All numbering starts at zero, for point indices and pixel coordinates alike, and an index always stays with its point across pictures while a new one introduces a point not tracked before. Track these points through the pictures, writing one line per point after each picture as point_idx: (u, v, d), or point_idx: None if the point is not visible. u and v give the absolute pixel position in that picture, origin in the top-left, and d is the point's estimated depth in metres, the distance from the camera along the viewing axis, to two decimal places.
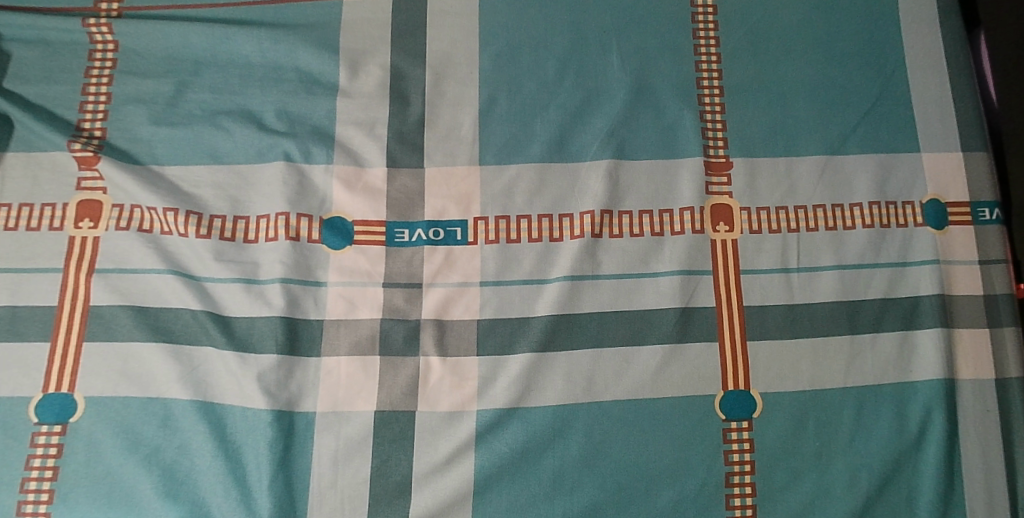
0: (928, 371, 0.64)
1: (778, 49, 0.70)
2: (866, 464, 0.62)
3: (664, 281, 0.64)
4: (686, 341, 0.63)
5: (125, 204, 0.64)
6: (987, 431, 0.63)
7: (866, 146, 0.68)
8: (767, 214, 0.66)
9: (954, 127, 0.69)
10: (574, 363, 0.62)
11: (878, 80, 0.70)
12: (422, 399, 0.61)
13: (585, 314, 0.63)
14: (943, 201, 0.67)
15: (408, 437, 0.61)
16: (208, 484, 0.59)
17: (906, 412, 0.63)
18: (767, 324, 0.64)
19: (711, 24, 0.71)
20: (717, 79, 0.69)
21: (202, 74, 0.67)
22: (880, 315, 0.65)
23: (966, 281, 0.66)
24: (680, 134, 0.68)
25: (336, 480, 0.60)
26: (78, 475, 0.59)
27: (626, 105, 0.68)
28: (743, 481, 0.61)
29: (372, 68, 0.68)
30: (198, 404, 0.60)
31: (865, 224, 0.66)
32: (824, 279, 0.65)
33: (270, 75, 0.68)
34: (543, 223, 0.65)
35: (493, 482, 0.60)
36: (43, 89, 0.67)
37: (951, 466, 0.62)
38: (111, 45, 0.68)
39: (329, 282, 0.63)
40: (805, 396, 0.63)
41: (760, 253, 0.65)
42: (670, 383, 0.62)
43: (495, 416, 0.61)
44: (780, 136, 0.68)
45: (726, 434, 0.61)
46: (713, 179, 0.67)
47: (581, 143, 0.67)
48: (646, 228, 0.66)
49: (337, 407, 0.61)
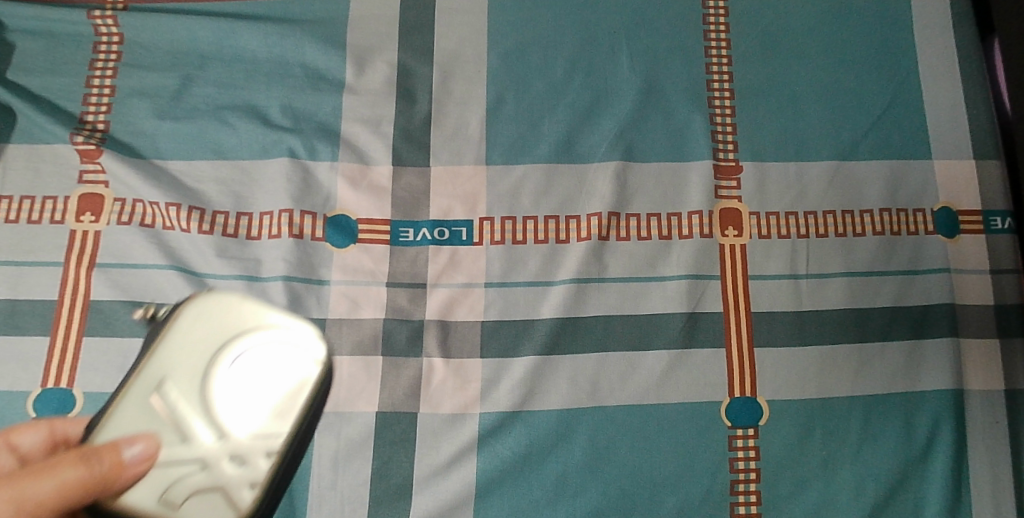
0: (937, 381, 0.63)
1: (790, 52, 0.70)
2: (873, 474, 0.61)
3: (671, 285, 0.63)
4: (692, 347, 0.62)
5: (127, 198, 0.63)
6: (997, 442, 0.62)
7: (878, 152, 0.67)
8: (776, 219, 0.65)
9: (967, 134, 0.68)
10: (578, 367, 0.61)
11: (892, 85, 0.69)
12: (424, 400, 0.61)
13: (591, 317, 0.62)
14: (955, 209, 0.66)
15: (409, 438, 0.60)
16: None
17: (914, 422, 0.62)
18: (775, 331, 0.63)
19: (723, 25, 0.70)
20: (728, 81, 0.68)
21: (207, 68, 0.67)
22: (890, 324, 0.64)
23: (977, 290, 0.65)
24: (690, 137, 0.67)
25: (335, 481, 0.58)
26: None
27: (636, 107, 0.67)
28: (748, 489, 0.60)
29: (380, 64, 0.67)
30: None
31: (875, 231, 0.66)
32: (833, 287, 0.64)
33: (276, 70, 0.67)
34: (549, 224, 0.64)
35: (494, 485, 0.59)
36: (46, 81, 0.66)
37: (959, 477, 0.61)
38: (116, 37, 0.67)
39: (332, 281, 0.63)
40: (812, 404, 0.62)
41: (769, 258, 0.65)
42: (676, 389, 0.61)
43: (498, 419, 0.60)
44: (790, 141, 0.67)
45: (731, 441, 0.61)
46: (723, 183, 0.66)
47: (590, 143, 0.67)
48: (654, 231, 0.65)
49: (338, 407, 0.60)
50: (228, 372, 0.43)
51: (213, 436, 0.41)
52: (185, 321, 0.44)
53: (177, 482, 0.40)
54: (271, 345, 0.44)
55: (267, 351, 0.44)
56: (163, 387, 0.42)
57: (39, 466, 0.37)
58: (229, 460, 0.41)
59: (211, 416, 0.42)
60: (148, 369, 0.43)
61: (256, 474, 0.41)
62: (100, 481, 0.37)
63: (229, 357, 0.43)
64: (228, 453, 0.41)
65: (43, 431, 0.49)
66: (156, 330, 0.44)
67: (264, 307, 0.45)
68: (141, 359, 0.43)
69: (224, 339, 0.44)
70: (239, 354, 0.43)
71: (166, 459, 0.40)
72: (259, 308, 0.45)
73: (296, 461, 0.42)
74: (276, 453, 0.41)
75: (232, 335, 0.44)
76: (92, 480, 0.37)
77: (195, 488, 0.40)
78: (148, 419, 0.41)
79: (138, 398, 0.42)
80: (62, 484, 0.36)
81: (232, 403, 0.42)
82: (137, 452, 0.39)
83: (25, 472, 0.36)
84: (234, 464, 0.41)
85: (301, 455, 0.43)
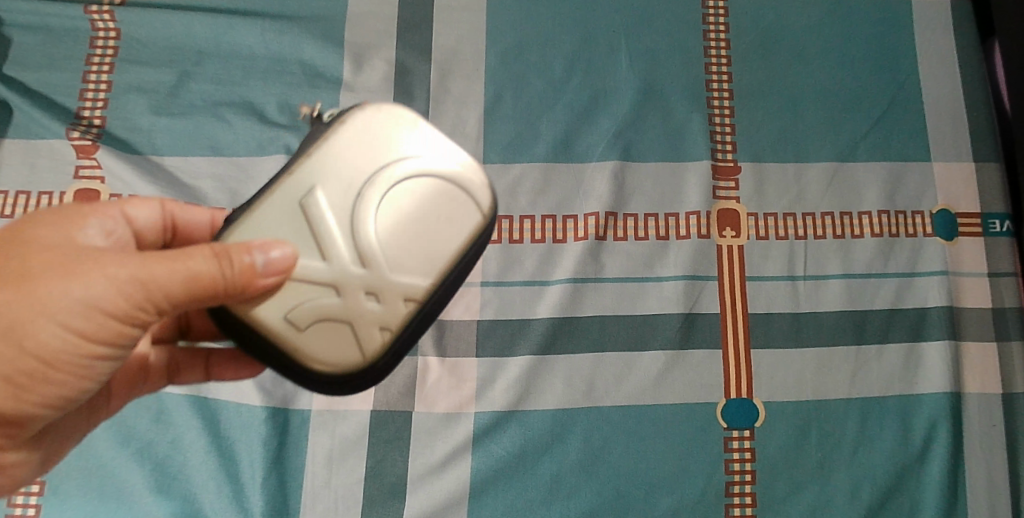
0: (934, 384, 0.62)
1: (790, 53, 0.69)
2: (869, 476, 0.61)
3: (668, 286, 0.63)
4: (689, 348, 0.62)
5: (123, 194, 0.62)
6: (993, 446, 0.62)
7: (877, 154, 0.67)
8: (774, 220, 0.65)
9: (966, 136, 0.68)
10: (574, 367, 0.61)
11: (892, 87, 0.69)
12: (419, 399, 0.60)
13: (587, 317, 0.62)
14: (954, 212, 0.66)
15: (404, 437, 0.60)
16: (200, 480, 0.57)
17: (910, 424, 0.62)
18: (772, 333, 0.63)
19: (723, 25, 0.69)
20: (727, 81, 0.68)
21: (204, 64, 0.66)
22: (887, 326, 0.64)
23: (975, 293, 0.65)
24: (688, 137, 0.67)
25: (330, 480, 0.58)
26: (69, 467, 0.57)
27: (634, 106, 0.67)
28: (743, 491, 0.60)
29: (378, 62, 0.67)
30: (192, 400, 0.59)
31: (873, 233, 0.65)
32: (830, 288, 0.64)
33: (273, 66, 0.66)
34: (546, 224, 0.64)
35: (489, 484, 0.59)
36: (43, 75, 0.65)
37: (955, 480, 0.61)
38: (113, 31, 0.66)
39: None
40: (808, 406, 0.62)
41: (766, 259, 0.64)
42: (673, 390, 0.61)
43: (494, 419, 0.60)
44: (788, 142, 0.67)
45: (727, 443, 0.60)
46: (721, 183, 0.66)
47: (588, 143, 0.66)
48: (651, 231, 0.64)
49: (333, 405, 0.60)
50: (381, 196, 0.41)
51: (357, 264, 0.40)
52: (349, 131, 0.42)
53: (309, 305, 0.40)
54: (432, 177, 0.41)
55: (421, 184, 0.41)
56: (317, 197, 0.41)
57: (171, 253, 0.37)
58: (366, 295, 0.40)
59: (354, 235, 0.40)
60: (308, 169, 0.41)
61: (389, 318, 0.40)
62: (227, 282, 0.37)
63: (386, 184, 0.41)
64: (365, 287, 0.40)
65: (155, 208, 0.48)
66: (322, 136, 0.42)
67: (435, 136, 0.42)
68: (298, 161, 0.42)
69: (384, 159, 0.41)
70: (395, 180, 0.41)
71: (303, 276, 0.40)
72: (434, 142, 0.42)
73: (429, 313, 0.41)
74: (414, 301, 0.40)
75: (389, 160, 0.41)
76: (217, 279, 0.37)
77: (326, 315, 0.40)
78: (296, 220, 0.41)
79: (292, 200, 0.41)
80: (190, 275, 0.37)
81: (379, 233, 0.40)
82: (273, 260, 0.38)
83: (155, 257, 0.37)
84: (371, 303, 0.40)
85: (437, 308, 0.41)
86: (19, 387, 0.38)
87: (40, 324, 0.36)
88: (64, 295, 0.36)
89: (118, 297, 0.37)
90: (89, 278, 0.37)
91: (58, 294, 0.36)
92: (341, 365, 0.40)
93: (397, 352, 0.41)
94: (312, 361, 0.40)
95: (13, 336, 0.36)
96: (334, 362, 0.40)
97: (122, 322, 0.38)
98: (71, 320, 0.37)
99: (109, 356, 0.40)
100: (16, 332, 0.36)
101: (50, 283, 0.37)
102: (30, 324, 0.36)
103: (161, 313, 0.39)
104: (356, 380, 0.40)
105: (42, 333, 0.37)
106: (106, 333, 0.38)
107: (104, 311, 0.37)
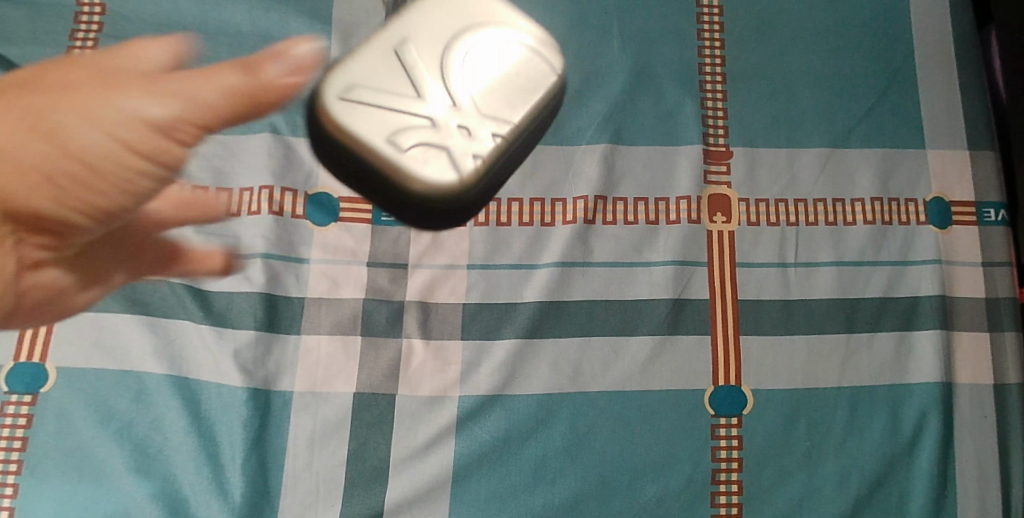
0: (925, 374, 0.62)
1: (784, 37, 0.68)
2: (857, 466, 0.60)
3: (657, 271, 0.62)
4: (677, 333, 0.61)
5: None
6: (983, 436, 0.61)
7: (871, 140, 0.66)
8: (766, 206, 0.64)
9: (962, 123, 0.67)
10: (561, 352, 0.60)
11: (887, 74, 0.68)
12: (403, 381, 0.60)
13: (575, 302, 0.62)
14: (948, 200, 0.65)
15: (387, 420, 0.59)
16: (180, 461, 0.57)
17: (900, 413, 0.61)
18: (761, 320, 0.62)
19: (716, 8, 0.69)
20: (720, 65, 0.67)
21: (189, 41, 0.65)
22: (878, 314, 0.63)
23: (968, 283, 0.64)
24: (680, 121, 0.66)
25: (310, 462, 0.57)
26: (47, 446, 0.56)
27: (626, 89, 0.66)
28: (730, 479, 0.59)
29: (366, 41, 0.66)
30: (173, 379, 0.58)
31: (866, 220, 0.65)
32: (821, 276, 0.63)
33: (260, 44, 0.65)
34: (534, 207, 0.63)
35: (473, 469, 0.58)
36: (25, 50, 0.64)
37: (944, 471, 0.60)
38: (98, 8, 0.65)
39: (312, 260, 0.62)
40: (797, 393, 0.61)
41: (757, 246, 0.64)
42: (660, 376, 0.60)
43: (478, 403, 0.59)
44: (782, 127, 0.66)
45: (714, 430, 0.60)
46: (712, 167, 0.65)
47: (579, 126, 0.65)
48: (641, 216, 0.64)
49: (315, 387, 0.59)
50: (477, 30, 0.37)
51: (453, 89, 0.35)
52: None
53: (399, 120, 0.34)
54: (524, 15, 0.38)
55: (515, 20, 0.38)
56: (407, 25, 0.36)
57: (209, 71, 0.41)
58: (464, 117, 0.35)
59: (443, 57, 0.36)
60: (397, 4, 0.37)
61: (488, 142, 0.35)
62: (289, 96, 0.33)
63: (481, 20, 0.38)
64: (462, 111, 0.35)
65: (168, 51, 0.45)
66: None
67: None
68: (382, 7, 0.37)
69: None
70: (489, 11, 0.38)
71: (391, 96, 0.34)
72: None
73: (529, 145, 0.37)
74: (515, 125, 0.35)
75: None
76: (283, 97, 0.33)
77: (424, 138, 0.34)
78: (380, 44, 0.36)
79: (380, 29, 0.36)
80: (235, 91, 0.41)
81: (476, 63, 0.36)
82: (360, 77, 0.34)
83: (203, 71, 0.41)
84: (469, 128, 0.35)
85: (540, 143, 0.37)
86: (60, 189, 0.39)
87: (83, 128, 0.38)
88: (115, 110, 0.39)
89: (165, 108, 0.40)
90: (144, 94, 0.40)
91: (108, 104, 0.39)
92: (439, 182, 0.33)
93: (496, 183, 0.36)
94: (410, 183, 0.33)
95: (55, 135, 0.38)
96: (431, 180, 0.33)
97: (167, 137, 0.41)
98: (117, 129, 0.39)
99: (152, 175, 0.42)
100: (60, 133, 0.38)
101: (102, 94, 0.39)
102: (74, 127, 0.38)
103: (201, 134, 0.42)
104: (455, 207, 0.34)
105: (84, 134, 0.38)
106: (152, 148, 0.40)
107: (151, 121, 0.40)
